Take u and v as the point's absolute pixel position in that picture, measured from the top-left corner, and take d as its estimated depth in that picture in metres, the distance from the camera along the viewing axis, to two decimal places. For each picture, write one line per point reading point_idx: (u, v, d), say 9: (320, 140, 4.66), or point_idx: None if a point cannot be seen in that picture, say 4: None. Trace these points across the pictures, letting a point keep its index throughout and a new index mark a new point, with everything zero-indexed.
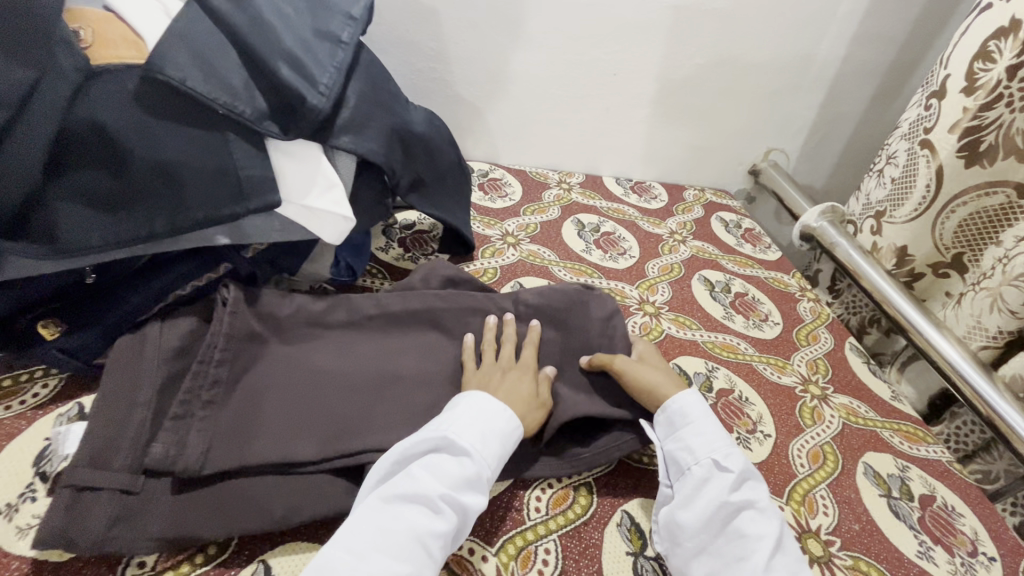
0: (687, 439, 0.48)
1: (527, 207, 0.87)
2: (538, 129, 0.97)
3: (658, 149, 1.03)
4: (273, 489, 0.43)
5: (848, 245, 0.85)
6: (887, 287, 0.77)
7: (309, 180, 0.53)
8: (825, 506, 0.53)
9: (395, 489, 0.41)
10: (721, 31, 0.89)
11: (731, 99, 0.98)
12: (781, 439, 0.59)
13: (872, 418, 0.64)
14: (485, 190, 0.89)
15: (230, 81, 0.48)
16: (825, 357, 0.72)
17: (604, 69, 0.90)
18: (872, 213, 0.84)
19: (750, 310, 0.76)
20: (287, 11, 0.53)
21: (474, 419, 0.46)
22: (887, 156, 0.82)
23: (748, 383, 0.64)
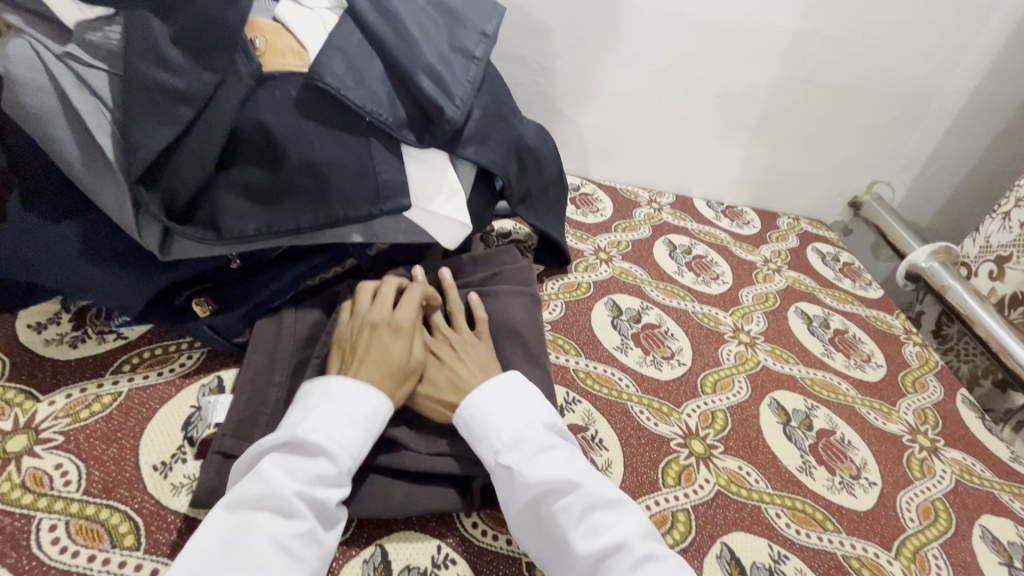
0: (474, 440, 0.45)
1: (618, 224, 0.87)
2: (632, 148, 0.97)
3: (753, 175, 1.02)
4: (393, 480, 0.45)
5: (962, 288, 0.79)
6: (1005, 336, 0.71)
7: (435, 187, 0.55)
8: (938, 566, 0.50)
9: (244, 492, 0.38)
10: (833, 59, 0.87)
11: (837, 126, 0.96)
12: (887, 488, 0.56)
13: (988, 478, 0.60)
14: (577, 204, 0.89)
15: (377, 91, 0.52)
16: (934, 407, 0.67)
17: (709, 91, 0.89)
18: (992, 257, 0.79)
19: (852, 349, 0.73)
20: (429, 28, 0.56)
21: (330, 413, 0.42)
22: (1016, 197, 0.76)
23: (852, 426, 0.62)
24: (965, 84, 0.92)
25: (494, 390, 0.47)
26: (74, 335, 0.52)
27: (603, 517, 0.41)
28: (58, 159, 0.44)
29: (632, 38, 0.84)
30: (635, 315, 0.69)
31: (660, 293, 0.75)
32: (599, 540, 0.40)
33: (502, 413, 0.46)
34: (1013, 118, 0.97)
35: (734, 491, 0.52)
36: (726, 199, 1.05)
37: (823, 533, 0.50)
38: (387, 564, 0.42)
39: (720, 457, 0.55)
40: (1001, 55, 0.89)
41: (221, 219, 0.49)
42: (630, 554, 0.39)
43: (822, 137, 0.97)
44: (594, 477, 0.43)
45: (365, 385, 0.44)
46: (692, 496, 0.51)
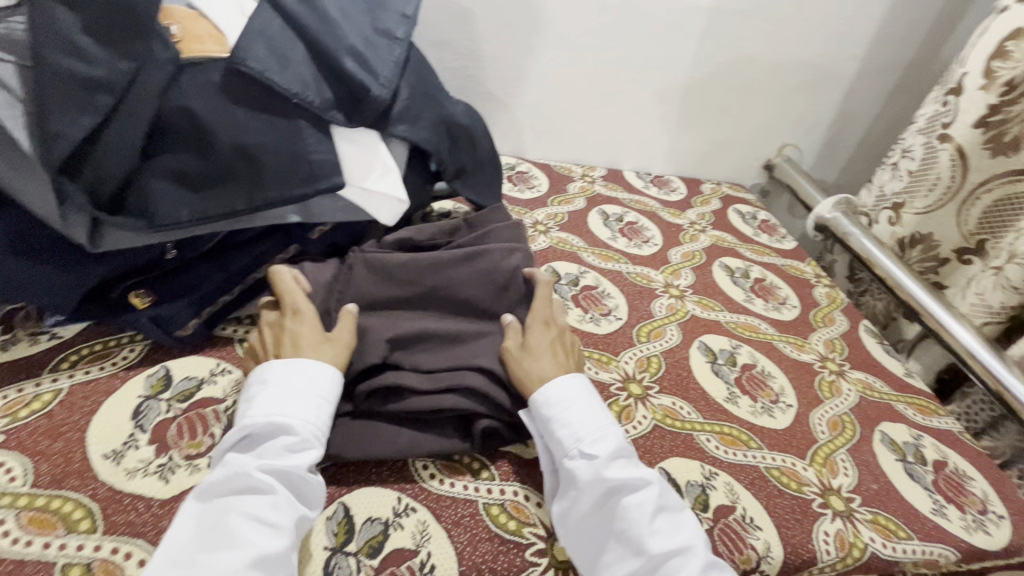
0: (555, 426, 0.49)
1: (554, 198, 0.92)
2: (563, 126, 1.01)
3: (676, 146, 1.08)
4: (400, 427, 0.49)
5: (861, 235, 0.86)
6: (899, 274, 0.78)
7: (368, 166, 0.57)
8: (845, 468, 0.57)
9: (211, 484, 0.40)
10: (737, 33, 0.94)
11: (746, 95, 1.03)
12: (802, 408, 0.63)
13: (886, 392, 0.68)
14: (513, 182, 0.93)
15: (302, 74, 0.53)
16: (840, 337, 0.76)
17: (629, 67, 0.95)
18: (889, 205, 0.84)
19: (769, 294, 0.81)
20: (349, 11, 0.58)
21: (275, 396, 0.45)
22: (902, 149, 0.83)
23: (770, 358, 0.69)
24: (854, 51, 1.01)
25: (576, 386, 0.51)
26: (5, 339, 0.51)
27: (668, 520, 0.45)
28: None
29: (550, 18, 0.87)
30: (574, 279, 0.74)
31: (595, 258, 0.79)
32: (666, 540, 0.43)
33: (583, 408, 0.50)
34: (897, 80, 1.07)
35: (669, 424, 0.57)
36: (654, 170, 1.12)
37: (748, 451, 0.56)
38: (349, 518, 0.44)
39: (656, 396, 0.60)
40: (882, 23, 0.99)
41: (153, 207, 0.49)
42: (694, 555, 0.43)
43: (735, 106, 1.05)
44: (661, 481, 0.47)
45: (306, 359, 0.47)
46: (631, 431, 0.56)
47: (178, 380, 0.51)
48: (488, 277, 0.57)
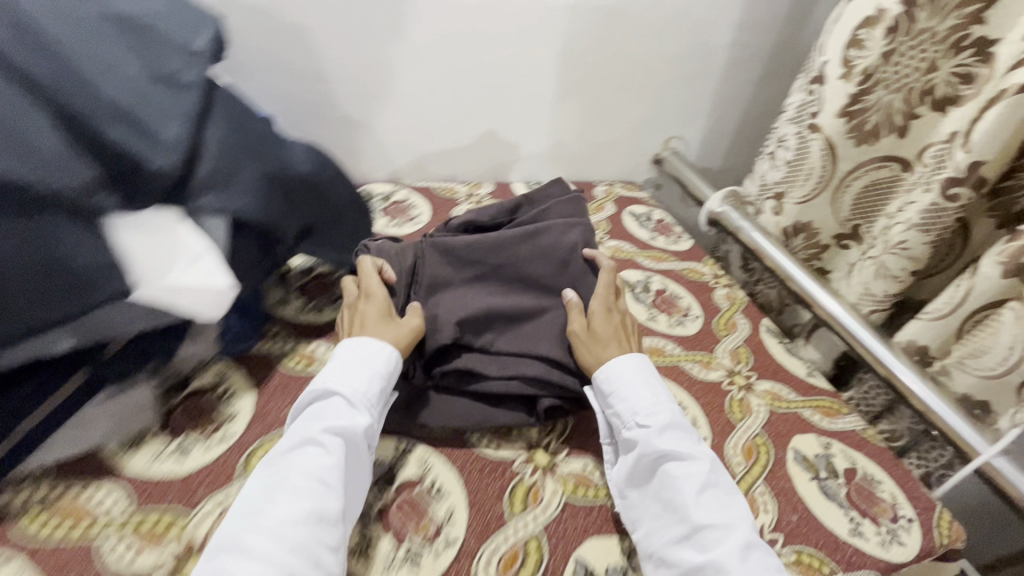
0: (614, 400, 0.55)
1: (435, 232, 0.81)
2: (434, 138, 0.93)
3: (560, 149, 1.02)
4: (476, 403, 0.58)
5: (749, 227, 0.84)
6: (788, 266, 0.77)
7: (169, 255, 0.46)
8: (764, 503, 0.55)
9: (286, 442, 0.48)
10: (605, 30, 0.88)
11: (624, 93, 0.98)
12: (716, 440, 0.60)
13: (792, 400, 0.67)
14: (389, 215, 0.83)
15: (48, 152, 0.40)
16: (744, 343, 0.74)
17: (493, 73, 0.87)
18: (771, 196, 0.81)
19: (672, 307, 0.77)
20: (112, 56, 0.44)
21: (344, 364, 0.53)
22: (777, 139, 0.79)
23: (678, 385, 0.65)
24: (723, 38, 0.95)
25: (639, 366, 0.57)
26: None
27: (717, 497, 0.49)
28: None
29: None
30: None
31: None
32: (709, 514, 0.47)
33: (642, 385, 0.55)
34: (767, 65, 1.00)
35: (581, 496, 0.55)
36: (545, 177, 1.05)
37: None
38: None
39: (565, 463, 0.58)
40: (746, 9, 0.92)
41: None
42: (733, 531, 0.46)
43: (614, 103, 0.99)
44: (713, 461, 0.51)
45: (365, 337, 0.54)
46: (540, 517, 0.52)
47: None
48: (549, 253, 0.65)
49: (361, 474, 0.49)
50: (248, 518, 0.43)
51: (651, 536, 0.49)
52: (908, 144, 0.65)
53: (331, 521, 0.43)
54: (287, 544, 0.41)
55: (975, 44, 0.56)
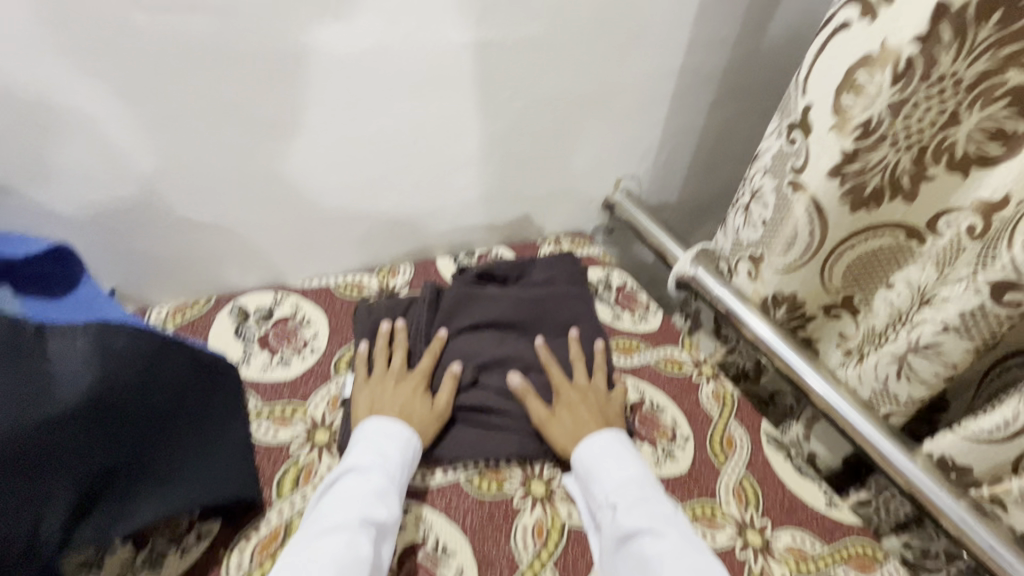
0: (590, 483, 0.54)
1: (338, 357, 0.65)
2: (327, 158, 0.66)
3: (498, 184, 0.83)
4: (480, 438, 0.58)
5: (727, 295, 0.78)
6: (775, 344, 0.72)
7: None
8: None
9: (303, 534, 0.45)
10: (541, 54, 0.71)
11: (573, 127, 0.83)
12: None
13: (820, 554, 0.56)
14: (272, 345, 0.65)
15: None
16: (748, 472, 0.63)
17: (412, 72, 0.63)
18: (747, 257, 0.77)
19: (655, 429, 0.65)
20: None
21: (367, 445, 0.52)
22: (752, 190, 0.74)
23: None
24: (672, 65, 0.83)
25: (609, 439, 0.56)
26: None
27: (693, 571, 0.45)
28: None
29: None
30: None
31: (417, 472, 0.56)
32: None
33: (614, 461, 0.54)
34: (721, 85, 0.91)
35: None
36: (480, 222, 0.86)
37: None
38: None
39: None
40: (693, 28, 0.80)
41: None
42: None
43: (564, 139, 0.83)
44: (686, 535, 0.48)
45: (388, 416, 0.54)
46: None
47: None
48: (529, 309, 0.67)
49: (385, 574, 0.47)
50: None
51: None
52: (915, 211, 0.62)
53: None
54: None
55: (982, 92, 0.54)
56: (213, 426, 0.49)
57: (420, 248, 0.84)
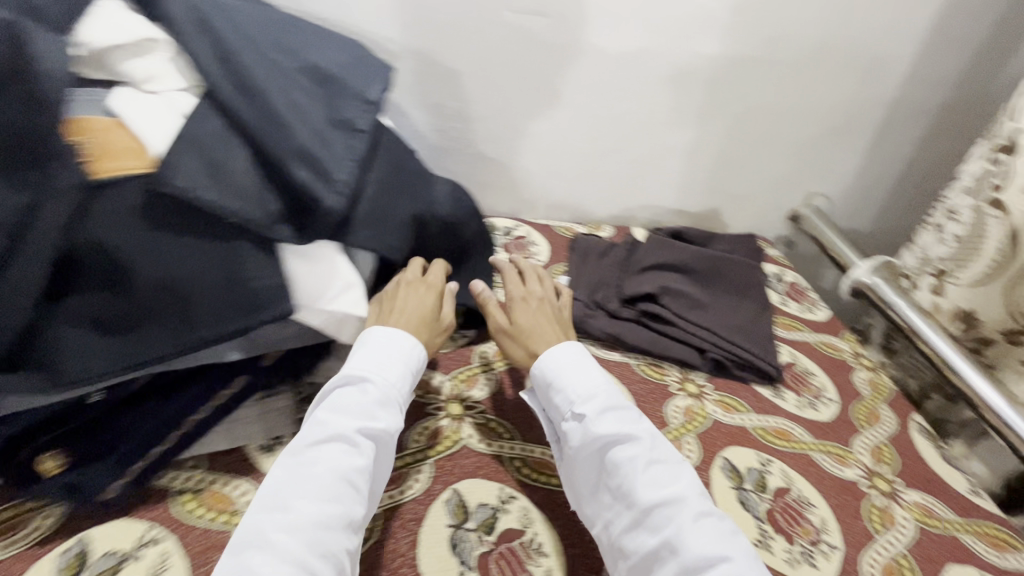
0: (558, 392, 0.58)
1: (553, 268, 0.87)
2: (580, 129, 0.90)
3: (699, 175, 1.00)
4: (654, 339, 0.75)
5: (905, 305, 0.83)
6: (948, 351, 0.76)
7: (325, 281, 0.51)
8: None
9: (302, 443, 0.48)
10: (763, 75, 0.88)
11: (778, 139, 0.97)
12: (849, 551, 0.57)
13: (949, 519, 0.62)
14: (509, 250, 0.88)
15: (243, 186, 0.47)
16: (889, 442, 0.70)
17: (659, 70, 0.85)
18: (932, 271, 0.83)
19: (803, 385, 0.75)
20: (302, 101, 0.52)
21: (369, 356, 0.54)
22: (946, 209, 0.80)
23: (808, 479, 0.62)
24: (886, 95, 0.94)
25: (571, 356, 0.60)
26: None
27: (662, 473, 0.51)
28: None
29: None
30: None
31: (599, 348, 0.74)
32: (659, 490, 0.50)
33: (580, 376, 0.58)
34: (933, 121, 0.99)
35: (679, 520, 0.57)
36: (674, 205, 1.04)
37: None
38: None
39: None
40: (913, 63, 0.90)
41: (170, 169, 0.45)
42: (688, 505, 0.49)
43: (766, 149, 0.98)
44: (654, 440, 0.54)
45: (398, 330, 0.56)
46: None
47: (99, 558, 0.45)
48: (705, 259, 0.83)
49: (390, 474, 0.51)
50: (275, 523, 0.43)
51: (608, 528, 0.50)
52: None
53: (354, 520, 0.45)
54: (326, 547, 0.43)
55: None
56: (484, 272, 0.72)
57: (621, 214, 1.04)
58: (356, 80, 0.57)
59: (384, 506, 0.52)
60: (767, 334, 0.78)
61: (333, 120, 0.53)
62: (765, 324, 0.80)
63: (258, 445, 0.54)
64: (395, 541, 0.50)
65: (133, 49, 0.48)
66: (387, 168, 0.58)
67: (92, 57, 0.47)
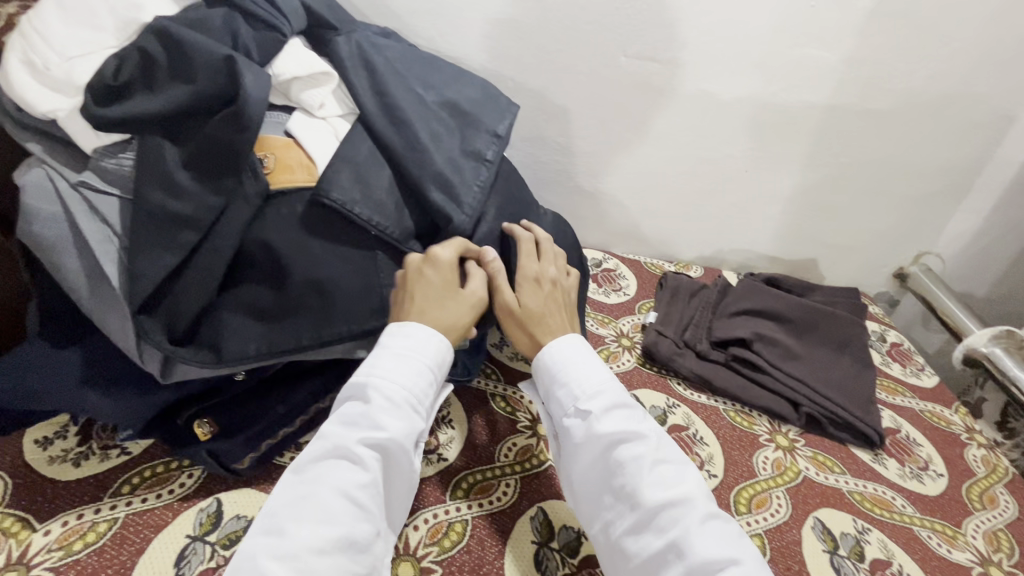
0: (560, 387, 0.54)
1: (642, 303, 0.88)
2: (679, 172, 0.91)
3: (798, 224, 0.98)
4: (744, 386, 0.73)
5: None
6: None
7: (401, 357, 0.49)
8: None
9: (305, 459, 0.45)
10: (878, 129, 0.86)
11: (888, 194, 0.94)
12: None
13: None
14: (599, 282, 0.89)
15: (385, 203, 0.53)
16: (1007, 529, 0.64)
17: (767, 121, 0.85)
18: None
19: (907, 455, 0.70)
20: (440, 130, 0.58)
21: (382, 359, 0.49)
22: None
23: (911, 555, 0.58)
24: (1011, 158, 0.91)
25: (573, 349, 0.56)
26: (79, 451, 0.53)
27: (670, 473, 0.48)
28: (133, 114, 0.47)
29: (701, 46, 0.78)
30: (660, 415, 0.68)
31: (687, 389, 0.74)
32: (666, 491, 0.46)
33: (581, 368, 0.54)
34: None
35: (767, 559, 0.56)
36: (768, 252, 1.02)
37: None
38: None
39: None
40: None
41: (328, 185, 0.50)
42: (695, 509, 0.46)
43: (873, 203, 0.95)
44: (659, 437, 0.51)
45: (413, 325, 0.51)
46: None
47: (227, 521, 0.50)
48: (806, 311, 0.81)
49: (402, 482, 0.48)
50: (269, 548, 0.40)
51: (607, 529, 0.48)
52: None
53: (356, 540, 0.42)
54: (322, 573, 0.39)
55: None
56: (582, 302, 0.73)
57: (713, 256, 1.04)
58: (487, 116, 0.62)
59: (474, 514, 0.55)
60: (869, 395, 0.74)
61: (465, 148, 0.58)
62: (867, 383, 0.76)
63: None
64: (483, 549, 0.52)
65: (310, 80, 0.54)
66: (505, 195, 0.62)
67: (279, 85, 0.54)
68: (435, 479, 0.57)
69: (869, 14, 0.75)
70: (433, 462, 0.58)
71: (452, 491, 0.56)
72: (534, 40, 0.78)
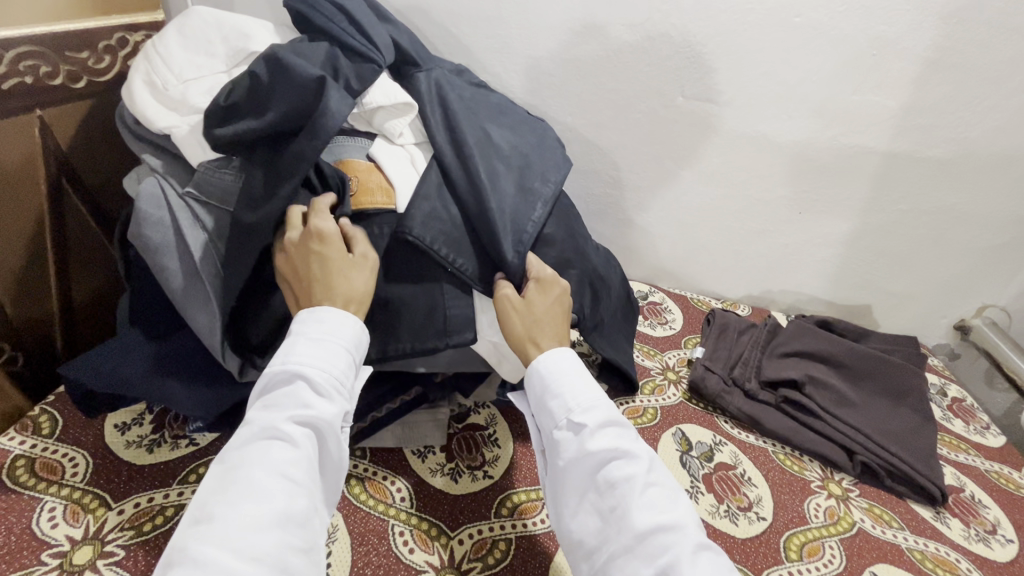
0: (548, 397, 0.50)
1: (688, 338, 0.87)
2: (731, 212, 0.92)
3: (852, 269, 0.96)
4: (793, 428, 0.72)
5: None
6: None
7: (319, 342, 0.46)
8: None
9: (230, 447, 0.41)
10: (941, 177, 0.85)
11: (950, 244, 0.92)
12: None
13: None
14: (645, 314, 0.90)
15: (450, 224, 0.55)
16: None
17: (822, 166, 0.85)
18: None
19: (972, 516, 0.67)
20: (500, 166, 0.59)
21: (301, 344, 0.45)
22: None
23: None
24: None
25: (563, 360, 0.51)
26: (152, 438, 0.57)
27: (663, 497, 0.43)
28: (240, 138, 0.51)
29: (760, 91, 0.79)
30: (706, 452, 0.68)
31: (735, 428, 0.73)
32: (658, 516, 0.42)
33: (573, 383, 0.50)
34: None
35: None
36: (820, 296, 1.01)
37: None
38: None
39: None
40: None
41: (410, 220, 0.53)
42: (688, 537, 0.41)
43: (934, 252, 0.93)
44: (652, 459, 0.46)
45: (323, 309, 0.47)
46: None
47: None
48: (861, 358, 0.78)
49: (335, 464, 0.45)
50: (198, 534, 0.35)
51: (592, 557, 0.43)
52: None
53: (296, 515, 0.38)
54: (266, 555, 0.35)
55: None
56: (631, 333, 0.74)
57: (761, 296, 1.03)
58: (547, 157, 0.64)
59: (518, 533, 0.55)
60: (929, 449, 0.71)
61: (524, 182, 0.60)
62: (929, 435, 0.72)
63: (412, 450, 0.61)
64: (526, 569, 0.52)
65: (393, 110, 0.58)
66: (561, 228, 0.64)
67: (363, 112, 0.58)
68: (480, 495, 0.58)
69: (935, 64, 0.75)
70: (479, 478, 0.59)
71: (497, 509, 0.57)
72: (594, 80, 0.81)
